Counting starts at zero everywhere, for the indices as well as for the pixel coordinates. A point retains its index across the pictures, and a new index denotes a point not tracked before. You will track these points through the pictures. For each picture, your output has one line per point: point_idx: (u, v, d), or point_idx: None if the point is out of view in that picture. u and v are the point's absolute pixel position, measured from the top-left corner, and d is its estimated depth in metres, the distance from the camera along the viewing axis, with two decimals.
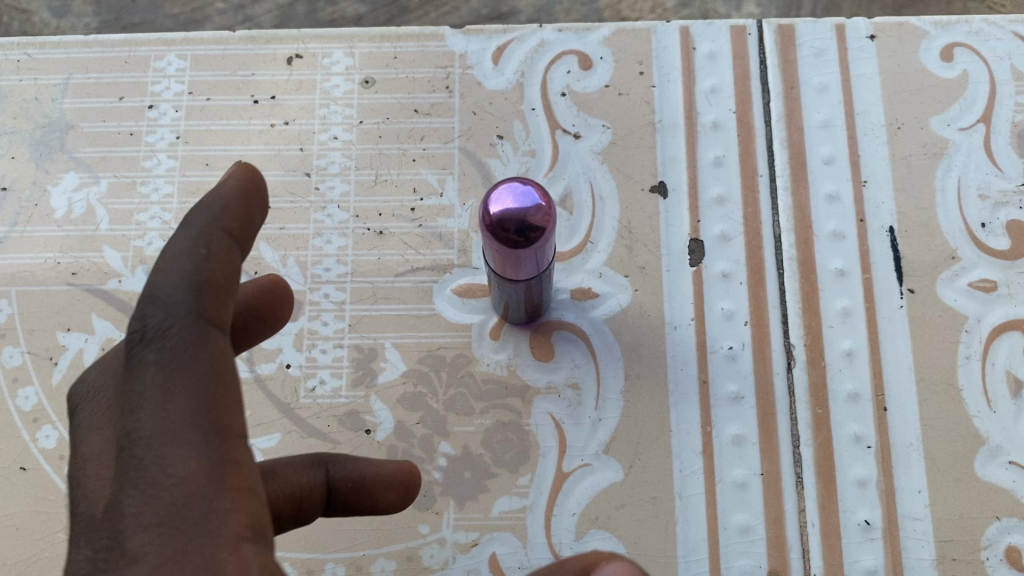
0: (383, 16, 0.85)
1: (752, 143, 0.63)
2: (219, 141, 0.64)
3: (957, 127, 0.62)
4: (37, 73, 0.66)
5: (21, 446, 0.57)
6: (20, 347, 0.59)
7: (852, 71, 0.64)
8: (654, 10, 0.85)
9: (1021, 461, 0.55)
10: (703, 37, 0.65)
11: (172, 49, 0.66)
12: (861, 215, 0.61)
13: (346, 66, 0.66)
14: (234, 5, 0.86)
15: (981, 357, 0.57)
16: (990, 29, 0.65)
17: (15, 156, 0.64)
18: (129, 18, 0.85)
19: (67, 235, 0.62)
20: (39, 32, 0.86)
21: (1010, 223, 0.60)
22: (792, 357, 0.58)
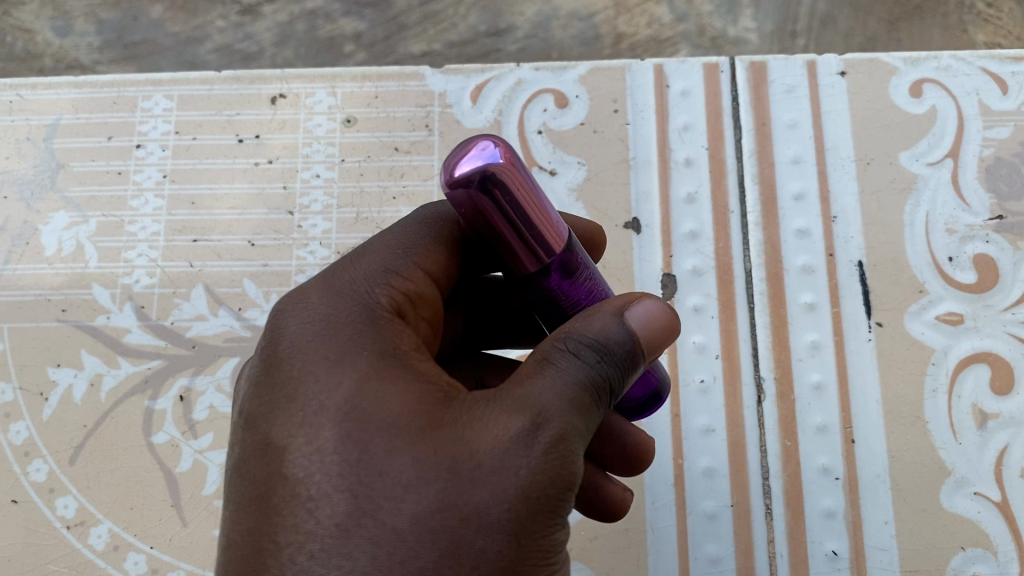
0: (381, 33, 0.85)
1: (724, 179, 0.64)
2: (206, 180, 0.66)
3: (926, 161, 0.63)
4: (29, 114, 0.68)
5: (13, 480, 0.58)
6: (12, 383, 0.61)
7: (822, 108, 0.65)
8: (652, 25, 0.85)
9: (987, 493, 0.55)
10: (676, 75, 0.67)
11: (159, 89, 0.68)
12: (830, 250, 0.61)
13: (329, 105, 0.67)
14: (234, 23, 0.87)
15: (947, 390, 0.57)
16: (959, 65, 0.66)
17: (6, 196, 0.66)
18: (131, 37, 0.87)
19: (57, 272, 0.63)
20: (44, 53, 0.87)
21: (977, 257, 0.60)
22: (762, 391, 0.58)
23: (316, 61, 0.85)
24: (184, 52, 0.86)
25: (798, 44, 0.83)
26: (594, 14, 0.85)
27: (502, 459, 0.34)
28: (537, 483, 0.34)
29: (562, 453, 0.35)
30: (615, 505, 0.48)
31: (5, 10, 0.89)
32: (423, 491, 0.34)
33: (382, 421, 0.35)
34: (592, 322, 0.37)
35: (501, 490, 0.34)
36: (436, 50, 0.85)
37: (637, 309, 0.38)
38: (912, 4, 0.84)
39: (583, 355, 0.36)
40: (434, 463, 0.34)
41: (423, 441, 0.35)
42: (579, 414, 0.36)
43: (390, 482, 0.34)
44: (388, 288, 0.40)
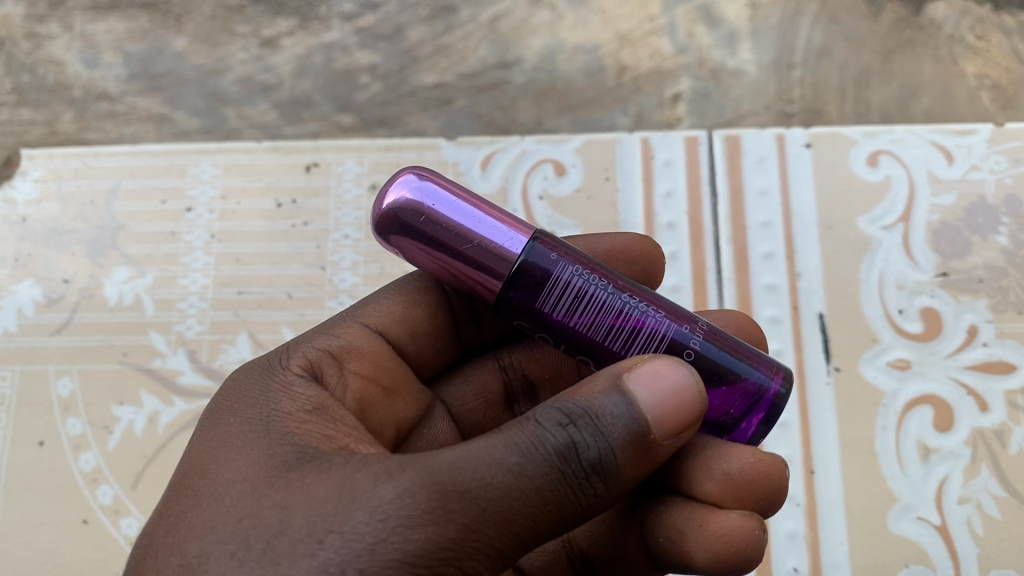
0: (394, 65, 0.84)
1: (702, 240, 0.71)
2: (248, 239, 0.73)
3: (881, 225, 0.70)
4: (93, 180, 0.75)
5: (82, 502, 0.64)
6: (82, 417, 0.67)
7: (792, 175, 0.73)
8: (653, 59, 0.82)
9: (929, 517, 0.61)
10: (661, 147, 0.74)
11: (207, 158, 0.76)
12: (795, 303, 0.68)
13: (357, 174, 0.75)
14: (254, 55, 0.86)
15: (895, 427, 0.64)
16: (910, 138, 0.73)
17: (74, 253, 0.73)
18: (156, 69, 0.85)
19: (120, 320, 0.70)
20: (72, 84, 0.85)
21: (923, 310, 0.67)
22: None
23: (332, 93, 0.83)
24: (207, 84, 0.85)
25: (795, 75, 0.80)
26: (598, 47, 0.83)
27: (316, 531, 0.35)
28: (368, 558, 0.34)
29: (409, 532, 0.34)
30: (726, 547, 0.43)
31: (35, 43, 0.87)
32: (231, 549, 0.36)
33: (235, 483, 0.39)
34: (590, 388, 0.38)
35: (299, 561, 0.35)
36: (447, 82, 0.83)
37: (640, 373, 0.38)
38: (905, 35, 0.81)
39: (548, 421, 0.37)
40: (255, 524, 0.37)
41: (256, 502, 0.38)
42: (450, 498, 0.35)
43: (207, 537, 0.37)
44: (311, 346, 0.48)
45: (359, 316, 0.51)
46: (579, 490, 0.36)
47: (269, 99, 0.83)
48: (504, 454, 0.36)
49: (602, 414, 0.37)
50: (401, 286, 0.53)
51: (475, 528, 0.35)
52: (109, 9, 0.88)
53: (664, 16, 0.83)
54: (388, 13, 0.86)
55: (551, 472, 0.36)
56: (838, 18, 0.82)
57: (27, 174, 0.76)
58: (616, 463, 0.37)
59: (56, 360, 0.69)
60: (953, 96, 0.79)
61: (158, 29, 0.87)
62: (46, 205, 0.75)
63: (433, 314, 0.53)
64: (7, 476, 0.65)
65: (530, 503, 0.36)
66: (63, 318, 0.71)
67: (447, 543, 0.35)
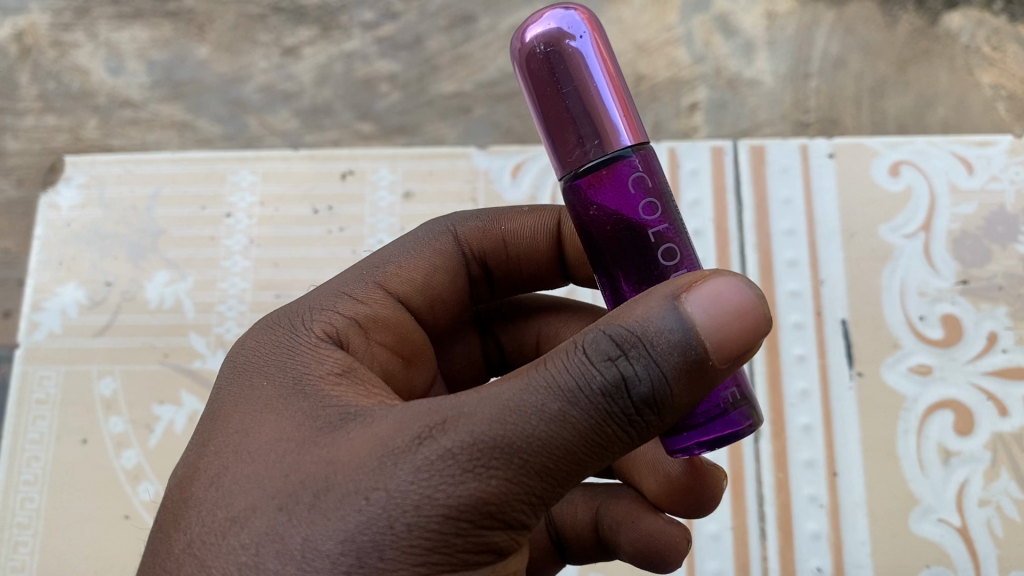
0: (414, 74, 0.85)
1: (728, 247, 0.72)
2: (288, 244, 0.75)
3: (902, 233, 0.71)
4: (134, 185, 0.78)
5: (125, 499, 0.68)
6: (124, 416, 0.70)
7: (815, 185, 0.73)
8: (670, 69, 0.82)
9: (949, 519, 0.62)
10: (687, 156, 0.75)
11: (246, 165, 0.78)
12: (818, 310, 0.69)
13: (391, 181, 0.77)
14: (277, 63, 0.87)
15: (917, 431, 0.65)
16: (931, 148, 0.74)
17: (116, 256, 0.75)
18: (179, 76, 0.87)
19: (161, 321, 0.73)
20: (97, 92, 0.86)
21: (944, 316, 0.68)
22: (759, 430, 0.66)
23: (354, 101, 0.85)
24: (230, 91, 0.86)
25: (812, 85, 0.81)
26: (615, 56, 0.83)
27: (361, 487, 0.33)
28: (414, 516, 0.33)
29: (457, 488, 0.33)
30: (653, 543, 0.48)
31: (61, 51, 0.88)
32: (270, 508, 0.34)
33: (270, 441, 0.37)
34: (640, 307, 0.34)
35: (343, 520, 0.33)
36: (466, 90, 0.84)
37: (697, 293, 0.33)
38: (921, 45, 0.82)
39: (595, 354, 0.33)
40: (293, 483, 0.35)
41: (295, 459, 0.35)
42: (496, 447, 0.33)
43: (244, 495, 0.35)
44: (336, 313, 0.46)
45: (379, 275, 0.49)
46: (625, 427, 0.33)
47: (290, 107, 0.85)
48: (547, 395, 0.33)
49: (653, 337, 0.33)
50: (419, 243, 0.51)
51: (522, 477, 0.33)
52: (134, 18, 0.89)
53: (681, 26, 0.84)
54: (408, 22, 0.87)
55: (598, 413, 0.33)
56: (854, 29, 0.82)
57: (71, 180, 0.78)
58: (670, 395, 0.33)
59: (98, 361, 0.72)
60: (969, 106, 0.79)
61: (181, 37, 0.88)
62: (88, 210, 0.77)
63: (455, 277, 0.51)
64: (53, 471, 0.69)
65: (576, 448, 0.33)
66: (104, 321, 0.73)
67: (492, 494, 0.33)
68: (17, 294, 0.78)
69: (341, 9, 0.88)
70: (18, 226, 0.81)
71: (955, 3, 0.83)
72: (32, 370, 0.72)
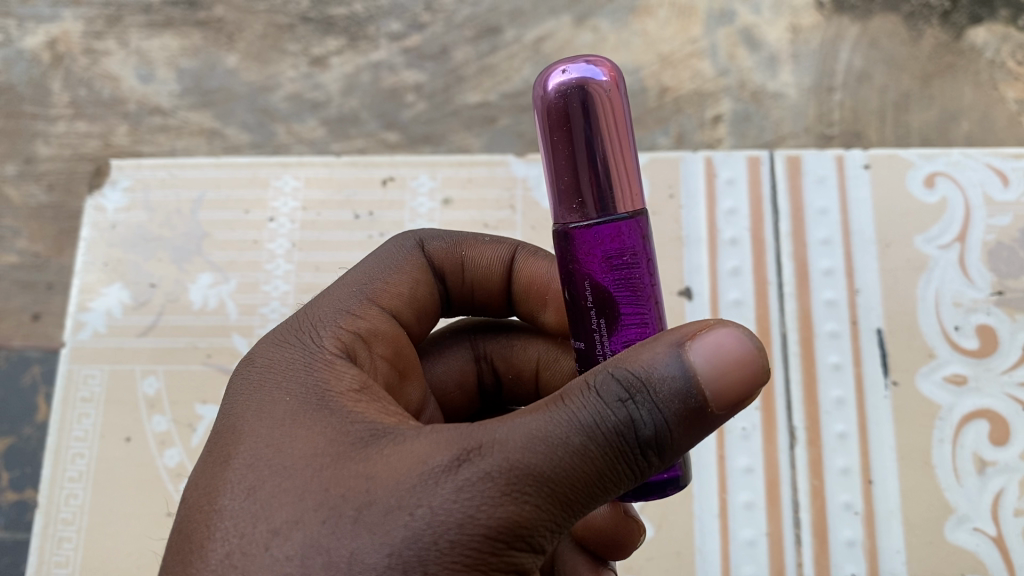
0: (440, 84, 0.86)
1: (764, 256, 0.72)
2: (328, 248, 0.76)
3: (937, 244, 0.71)
4: (179, 189, 0.79)
5: (166, 496, 0.68)
6: (167, 415, 0.71)
7: (851, 196, 0.73)
8: (694, 80, 0.83)
9: (985, 528, 0.62)
10: (724, 165, 0.75)
11: (289, 171, 0.79)
12: (854, 319, 0.69)
13: (430, 188, 0.77)
14: (304, 73, 0.88)
15: (952, 440, 0.65)
16: (966, 161, 0.74)
17: (160, 258, 0.77)
18: (209, 84, 0.88)
19: (204, 323, 0.74)
20: (127, 98, 0.87)
21: (979, 326, 0.68)
22: (795, 437, 0.66)
23: (379, 110, 0.85)
24: (258, 100, 0.86)
25: (835, 99, 0.81)
26: (640, 68, 0.84)
27: (404, 502, 0.33)
28: (455, 534, 0.33)
29: (494, 510, 0.33)
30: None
31: (93, 59, 0.89)
32: (311, 522, 0.34)
33: (303, 455, 0.37)
34: (646, 353, 0.34)
35: (387, 537, 0.33)
36: (491, 101, 0.84)
37: (703, 344, 0.34)
38: (945, 60, 0.82)
39: (614, 392, 0.34)
40: (333, 498, 0.34)
41: (332, 474, 0.35)
42: (533, 472, 0.33)
43: (281, 509, 0.35)
44: (340, 329, 0.45)
45: (369, 291, 0.48)
46: (644, 461, 0.34)
47: (317, 116, 0.85)
48: (576, 428, 0.34)
49: (666, 385, 0.33)
50: (396, 259, 0.50)
51: (553, 502, 0.34)
52: (164, 26, 0.90)
53: (706, 38, 0.84)
54: (434, 33, 0.88)
55: (622, 446, 0.34)
56: (879, 42, 0.83)
57: (117, 183, 0.80)
58: (681, 436, 0.34)
59: (141, 361, 0.73)
60: (994, 120, 0.79)
61: (210, 46, 0.89)
62: (133, 213, 0.78)
63: (431, 291, 0.52)
64: (96, 468, 0.70)
65: (600, 478, 0.34)
66: (148, 322, 0.74)
67: (527, 517, 0.33)
68: (47, 298, 0.79)
69: (368, 19, 0.89)
70: (48, 228, 0.82)
71: (980, 18, 0.83)
72: (78, 369, 0.73)
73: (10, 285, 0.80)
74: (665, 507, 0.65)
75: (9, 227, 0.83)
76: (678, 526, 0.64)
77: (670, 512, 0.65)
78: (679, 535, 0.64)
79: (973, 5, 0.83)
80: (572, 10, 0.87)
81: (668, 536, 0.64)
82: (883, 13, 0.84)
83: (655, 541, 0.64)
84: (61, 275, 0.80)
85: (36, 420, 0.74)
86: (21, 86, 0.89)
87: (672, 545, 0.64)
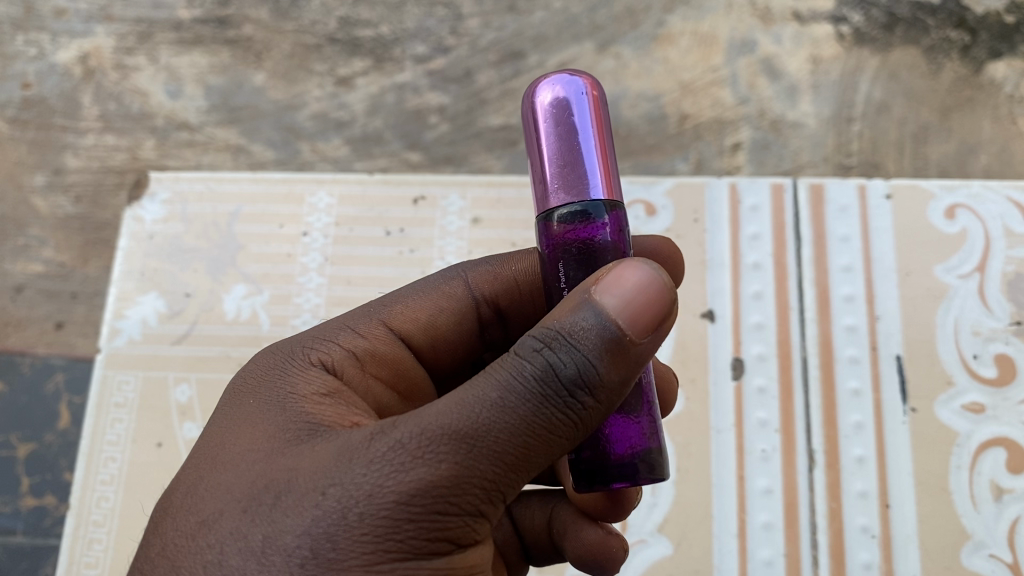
0: (463, 106, 0.87)
1: (786, 281, 0.73)
2: (359, 262, 0.77)
3: (957, 274, 0.71)
4: (216, 203, 0.80)
5: None
6: (198, 422, 0.71)
7: (872, 225, 0.74)
8: (714, 108, 0.84)
9: (1001, 555, 0.63)
10: (748, 192, 0.76)
11: (323, 187, 0.80)
12: (874, 345, 0.70)
13: (460, 207, 0.78)
14: (330, 92, 0.89)
15: (969, 467, 0.65)
16: (987, 193, 0.74)
17: (196, 269, 0.78)
18: (236, 101, 0.89)
19: (237, 332, 0.75)
20: (155, 114, 0.89)
21: (997, 356, 0.68)
22: (814, 460, 0.67)
23: (403, 130, 0.86)
24: (283, 117, 0.88)
25: (855, 129, 0.81)
26: (661, 95, 0.85)
27: (320, 483, 0.34)
28: (365, 505, 0.33)
29: (405, 476, 0.33)
30: (595, 550, 0.47)
31: (123, 74, 0.91)
32: (233, 512, 0.35)
33: (242, 452, 0.38)
34: (564, 310, 0.35)
35: (302, 516, 0.34)
36: (513, 124, 0.85)
37: (604, 282, 0.35)
38: (964, 94, 0.82)
39: (525, 350, 0.35)
40: (257, 488, 0.36)
41: (264, 466, 0.37)
42: (440, 434, 0.34)
43: (217, 501, 0.36)
44: (336, 344, 0.46)
45: (386, 312, 0.49)
46: (567, 409, 0.34)
47: (342, 135, 0.87)
48: (487, 386, 0.34)
49: (575, 329, 0.34)
50: (428, 287, 0.51)
51: (470, 463, 0.33)
52: (194, 44, 0.92)
53: (727, 67, 0.85)
54: (459, 56, 0.89)
55: (535, 397, 0.34)
56: (898, 75, 0.84)
57: (155, 196, 0.82)
58: (599, 375, 0.34)
59: (175, 368, 0.74)
60: (1013, 154, 0.80)
61: (239, 64, 0.91)
62: (171, 225, 0.80)
63: (460, 321, 0.51)
64: (128, 472, 0.70)
65: (521, 435, 0.34)
66: (183, 330, 0.75)
67: (442, 480, 0.33)
68: (70, 307, 0.80)
69: (394, 41, 0.91)
70: (74, 239, 0.84)
71: (1000, 52, 0.84)
72: (113, 375, 0.74)
73: (35, 294, 0.81)
74: (686, 525, 0.65)
75: (35, 237, 0.84)
76: (696, 545, 0.65)
77: (690, 531, 0.65)
78: (698, 553, 0.64)
79: (993, 40, 0.84)
80: (595, 37, 0.88)
81: (687, 555, 0.65)
82: (903, 46, 0.85)
83: (674, 559, 0.64)
84: (84, 285, 0.81)
85: (58, 427, 0.75)
86: (53, 99, 0.91)
87: (691, 563, 0.64)
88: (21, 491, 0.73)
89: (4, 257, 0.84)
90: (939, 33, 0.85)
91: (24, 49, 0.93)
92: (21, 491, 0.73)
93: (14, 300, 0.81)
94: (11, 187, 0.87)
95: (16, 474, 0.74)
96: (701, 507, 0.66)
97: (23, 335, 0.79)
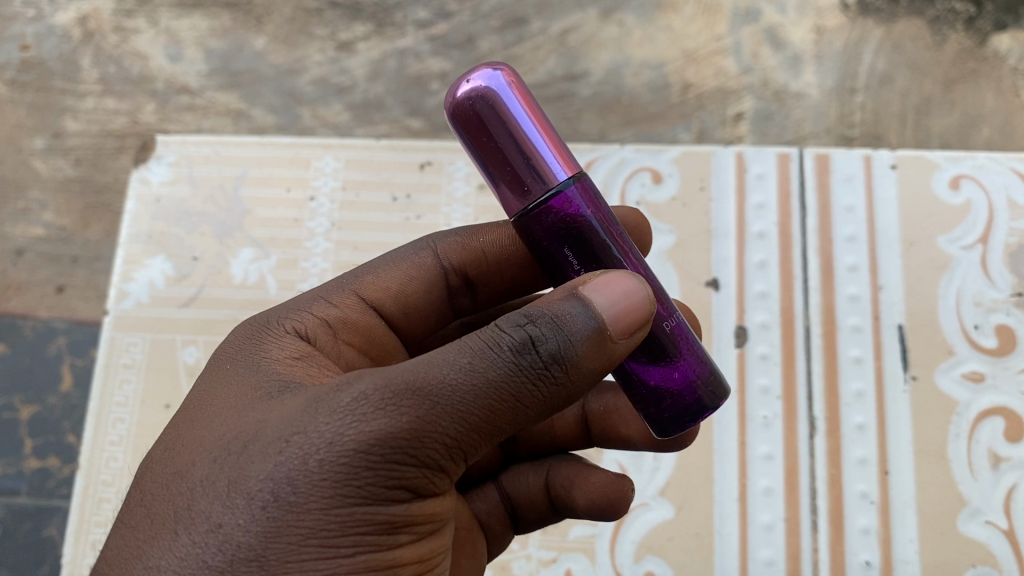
0: (465, 73, 0.86)
1: (791, 249, 0.73)
2: (367, 228, 0.77)
3: (960, 245, 0.72)
4: (222, 166, 0.80)
5: None
6: None
7: (877, 194, 0.74)
8: (717, 76, 0.83)
9: (998, 522, 0.63)
10: (755, 161, 0.76)
11: (330, 152, 0.80)
12: (876, 314, 0.70)
13: (466, 173, 0.78)
14: (331, 57, 0.88)
15: (967, 435, 0.66)
16: (992, 164, 0.74)
17: (202, 233, 0.78)
18: (236, 66, 0.88)
19: (243, 296, 0.75)
20: (155, 77, 0.88)
21: (998, 326, 0.69)
22: (815, 427, 0.67)
23: (405, 96, 0.86)
24: (284, 82, 0.87)
25: (857, 100, 0.81)
26: (663, 63, 0.85)
27: (284, 431, 0.34)
28: (326, 453, 0.32)
29: (364, 425, 0.32)
30: (602, 496, 0.49)
31: (123, 36, 0.90)
32: (204, 461, 0.35)
33: (221, 408, 0.38)
34: (551, 296, 0.34)
35: (263, 464, 0.33)
36: None
37: (593, 283, 0.34)
38: (968, 66, 0.82)
39: (507, 323, 0.34)
40: (229, 438, 0.35)
41: (238, 420, 0.36)
42: (403, 385, 0.33)
43: (191, 452, 0.36)
44: (308, 312, 0.44)
45: (357, 282, 0.47)
46: (541, 378, 0.33)
47: (342, 101, 0.86)
48: (458, 352, 0.33)
49: (564, 317, 0.33)
50: (398, 257, 0.49)
51: (431, 420, 0.32)
52: (194, 7, 0.91)
53: (730, 36, 0.85)
54: (460, 22, 0.88)
55: (504, 365, 0.33)
56: (902, 46, 0.83)
57: (162, 158, 0.81)
58: (576, 356, 0.33)
59: (183, 331, 0.74)
60: (1015, 126, 0.79)
61: (239, 28, 0.90)
62: (177, 186, 0.80)
63: (431, 291, 0.49)
64: (137, 432, 0.71)
65: (490, 399, 0.33)
66: (191, 293, 0.75)
67: (402, 432, 0.32)
68: (71, 272, 0.81)
69: (395, 6, 0.90)
70: (74, 203, 0.84)
71: (1004, 25, 0.83)
72: (120, 337, 0.74)
73: (36, 258, 0.82)
74: (687, 490, 0.66)
75: (36, 200, 0.84)
76: (697, 508, 0.65)
77: (691, 495, 0.66)
78: (699, 517, 0.65)
79: (998, 12, 0.84)
80: (598, 4, 0.87)
81: (688, 518, 0.65)
82: (908, 17, 0.84)
83: (675, 523, 0.65)
84: (86, 249, 0.82)
85: (61, 389, 0.76)
86: (52, 61, 0.90)
87: (692, 526, 0.65)
88: (24, 452, 0.74)
89: (3, 220, 0.84)
90: (943, 4, 0.85)
91: (22, 10, 0.92)
92: (24, 452, 0.74)
93: (15, 263, 0.81)
94: (11, 149, 0.86)
95: (19, 436, 0.74)
96: (704, 471, 0.66)
97: (24, 299, 0.80)
